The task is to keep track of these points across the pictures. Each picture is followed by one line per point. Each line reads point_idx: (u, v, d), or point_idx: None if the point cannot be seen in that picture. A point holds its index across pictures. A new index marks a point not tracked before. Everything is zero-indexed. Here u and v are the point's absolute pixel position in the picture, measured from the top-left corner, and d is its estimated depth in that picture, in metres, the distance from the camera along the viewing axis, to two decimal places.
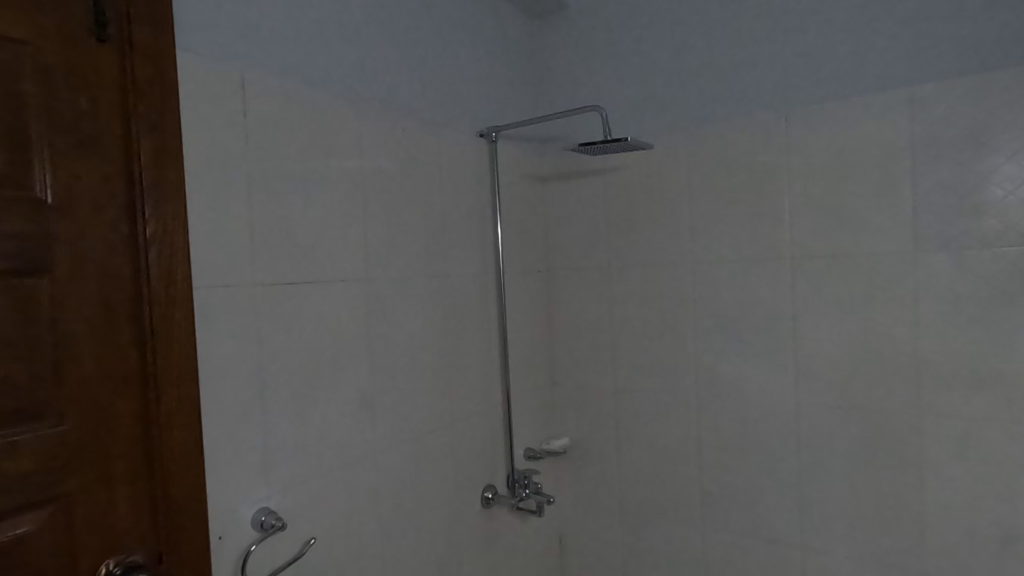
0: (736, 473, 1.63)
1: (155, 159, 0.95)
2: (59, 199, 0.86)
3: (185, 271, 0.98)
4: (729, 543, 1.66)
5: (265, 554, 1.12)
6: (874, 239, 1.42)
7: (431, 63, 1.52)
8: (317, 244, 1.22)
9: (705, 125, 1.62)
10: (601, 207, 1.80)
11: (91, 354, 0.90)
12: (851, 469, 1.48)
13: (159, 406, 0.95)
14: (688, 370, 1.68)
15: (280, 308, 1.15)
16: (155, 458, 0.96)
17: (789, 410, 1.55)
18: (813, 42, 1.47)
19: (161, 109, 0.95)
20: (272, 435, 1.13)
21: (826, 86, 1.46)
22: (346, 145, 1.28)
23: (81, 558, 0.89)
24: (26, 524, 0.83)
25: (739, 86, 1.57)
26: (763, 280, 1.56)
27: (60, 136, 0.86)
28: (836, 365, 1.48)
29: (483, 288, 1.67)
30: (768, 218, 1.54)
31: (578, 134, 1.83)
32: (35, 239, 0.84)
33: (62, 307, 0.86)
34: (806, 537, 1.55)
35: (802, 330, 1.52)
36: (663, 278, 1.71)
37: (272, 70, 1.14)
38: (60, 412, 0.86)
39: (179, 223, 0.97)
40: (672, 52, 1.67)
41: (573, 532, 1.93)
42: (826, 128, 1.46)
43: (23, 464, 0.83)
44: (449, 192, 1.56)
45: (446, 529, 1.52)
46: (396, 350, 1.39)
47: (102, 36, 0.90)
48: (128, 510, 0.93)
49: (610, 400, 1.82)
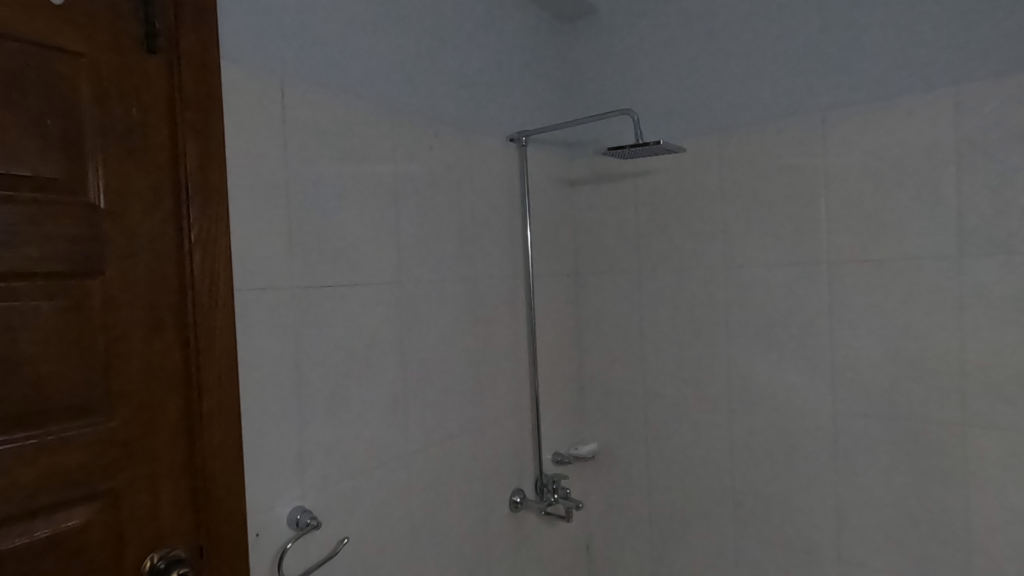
0: (770, 483, 1.60)
1: (200, 165, 0.98)
2: (110, 204, 0.90)
3: (227, 273, 1.01)
4: (762, 554, 1.62)
5: (299, 552, 1.14)
6: (917, 243, 1.38)
7: (463, 68, 1.53)
8: (352, 247, 1.24)
9: (737, 128, 1.60)
10: (631, 211, 1.79)
11: (138, 353, 0.93)
12: (892, 481, 1.43)
13: (201, 404, 0.98)
14: (720, 375, 1.66)
15: (316, 310, 1.17)
16: (197, 455, 0.98)
17: (826, 418, 1.51)
18: (852, 42, 1.44)
19: (206, 117, 0.99)
20: (307, 435, 1.15)
21: (866, 86, 1.42)
22: (380, 149, 1.30)
23: (127, 551, 0.91)
24: (76, 516, 0.86)
25: (774, 88, 1.55)
26: (799, 284, 1.53)
27: (112, 143, 0.90)
28: (875, 373, 1.44)
29: (513, 291, 1.67)
30: (804, 221, 1.51)
31: (607, 138, 1.83)
32: (89, 241, 0.87)
33: (113, 307, 0.90)
34: (844, 550, 1.51)
35: (840, 336, 1.48)
36: (694, 282, 1.69)
37: (310, 77, 1.17)
38: (109, 408, 0.90)
39: (222, 226, 1.00)
40: (704, 54, 1.65)
41: (601, 538, 1.91)
42: (864, 129, 1.43)
43: (75, 457, 0.86)
44: (479, 195, 1.57)
45: (475, 533, 1.52)
46: (427, 353, 1.40)
47: (152, 47, 0.94)
48: (171, 505, 0.96)
49: (639, 405, 1.80)
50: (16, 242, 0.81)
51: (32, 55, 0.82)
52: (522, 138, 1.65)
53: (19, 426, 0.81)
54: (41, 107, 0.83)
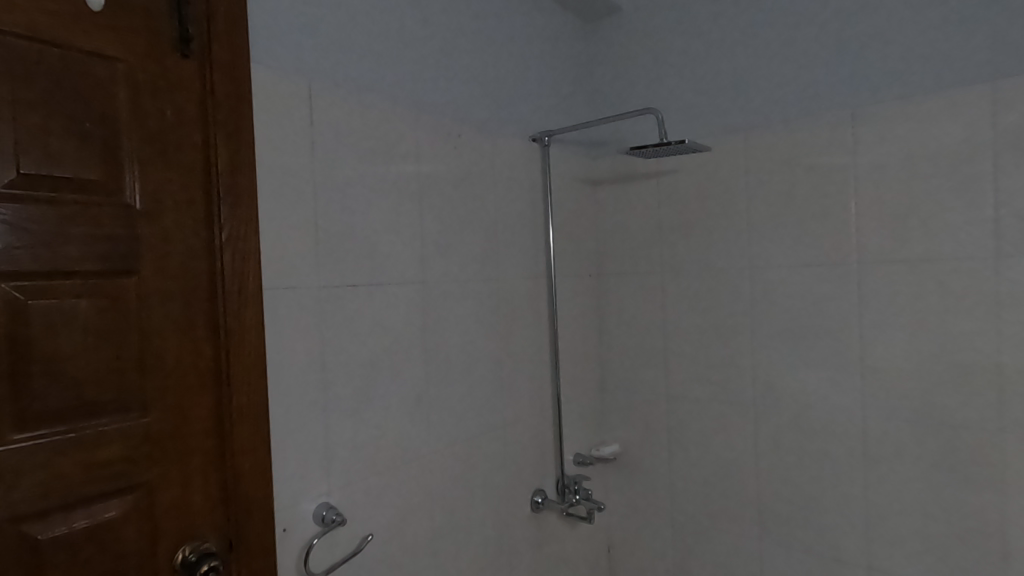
0: (796, 487, 1.57)
1: (231, 166, 1.00)
2: (145, 205, 0.92)
3: (256, 272, 1.03)
4: (787, 559, 1.60)
5: (325, 548, 1.15)
6: (952, 243, 1.34)
7: (487, 69, 1.54)
8: (377, 246, 1.25)
9: (764, 126, 1.58)
10: (655, 210, 1.77)
11: (171, 349, 0.95)
12: (924, 487, 1.40)
13: (231, 401, 1.00)
14: (745, 377, 1.64)
15: (343, 308, 1.18)
16: (227, 451, 1.00)
17: (854, 422, 1.48)
18: (884, 38, 1.40)
19: (237, 119, 1.01)
20: (333, 432, 1.16)
21: (898, 83, 1.39)
22: (405, 149, 1.31)
23: (161, 543, 0.94)
24: (112, 508, 0.89)
25: (802, 86, 1.52)
26: (828, 285, 1.50)
27: (147, 146, 0.92)
28: (906, 376, 1.41)
29: (536, 291, 1.67)
30: (833, 221, 1.48)
31: (631, 137, 1.81)
32: (125, 241, 0.90)
33: (147, 305, 0.92)
34: (873, 557, 1.47)
35: (870, 339, 1.45)
36: (719, 282, 1.66)
37: (338, 79, 1.18)
38: (143, 404, 0.92)
39: (251, 227, 1.02)
40: (730, 52, 1.63)
41: (623, 540, 1.90)
42: (896, 127, 1.39)
43: (113, 451, 0.88)
44: (502, 194, 1.57)
45: (496, 532, 1.53)
46: (450, 352, 1.41)
47: (185, 51, 0.96)
48: (202, 499, 0.98)
49: (662, 406, 1.78)
50: (57, 242, 0.84)
51: (72, 60, 0.85)
52: (545, 138, 1.65)
53: (60, 420, 0.84)
54: (80, 111, 0.86)
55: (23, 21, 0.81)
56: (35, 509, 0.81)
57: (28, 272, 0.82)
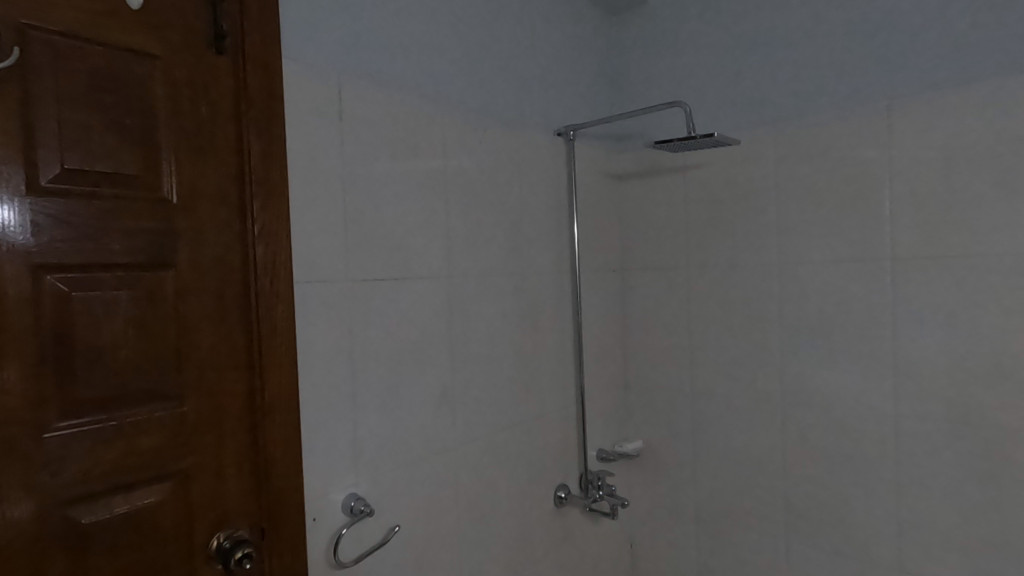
0: (825, 486, 1.54)
1: (263, 161, 1.01)
2: (182, 199, 0.94)
3: (287, 266, 1.05)
4: (815, 560, 1.57)
5: (353, 538, 1.16)
6: (991, 240, 1.30)
7: (512, 62, 1.53)
8: (404, 241, 1.26)
9: (794, 119, 1.54)
10: (681, 205, 1.75)
11: (206, 340, 0.97)
12: (959, 489, 1.36)
13: (264, 391, 1.02)
14: (773, 374, 1.61)
15: (371, 302, 1.19)
16: (259, 441, 1.02)
17: (886, 422, 1.44)
18: (924, 25, 1.35)
19: (269, 115, 1.02)
20: (361, 425, 1.17)
21: (938, 73, 1.34)
22: (432, 144, 1.32)
23: (196, 530, 0.96)
24: (150, 495, 0.91)
25: (836, 76, 1.48)
26: (860, 281, 1.46)
27: (183, 141, 0.94)
28: (941, 376, 1.37)
29: (560, 286, 1.66)
30: (866, 216, 1.44)
31: (656, 131, 1.79)
32: (163, 234, 0.92)
33: (183, 297, 0.94)
34: (905, 559, 1.44)
35: (904, 337, 1.41)
36: (747, 278, 1.64)
37: (366, 73, 1.19)
38: (179, 393, 0.94)
39: (283, 221, 1.04)
40: (759, 43, 1.60)
41: (646, 537, 1.89)
42: (933, 119, 1.35)
43: (152, 439, 0.91)
44: (526, 188, 1.56)
45: (519, 527, 1.53)
46: (476, 346, 1.42)
47: (219, 48, 0.98)
48: (236, 486, 1.00)
49: (687, 402, 1.77)
50: (98, 235, 0.86)
51: (113, 57, 0.87)
52: (570, 132, 1.64)
53: (101, 408, 0.86)
54: (120, 107, 0.88)
55: (67, 19, 0.83)
56: (79, 493, 0.84)
57: (72, 264, 0.84)
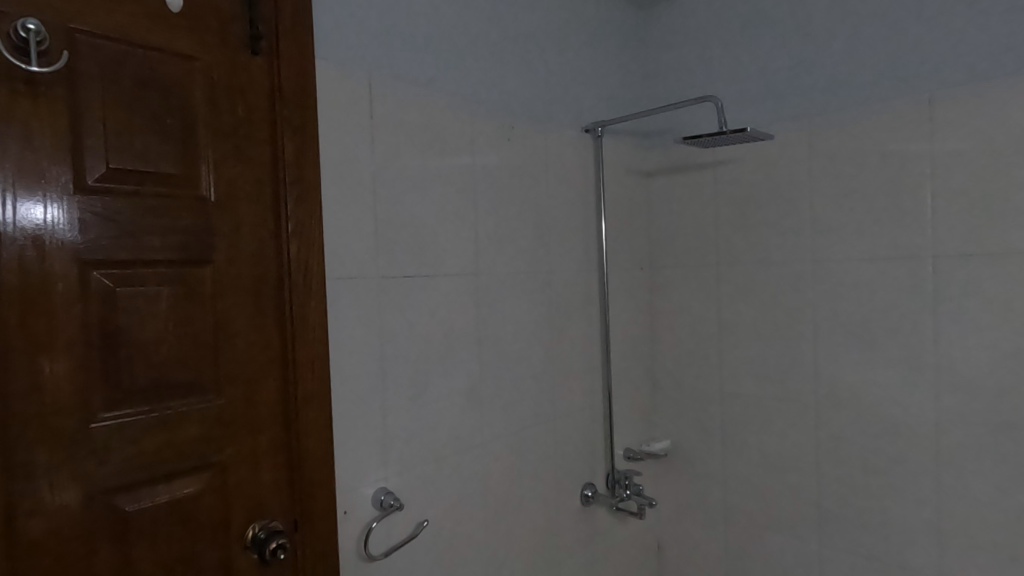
0: (860, 489, 1.50)
1: (297, 159, 1.03)
2: (219, 197, 0.96)
3: (319, 262, 1.06)
4: (848, 565, 1.53)
5: (383, 532, 1.18)
6: None
7: (541, 59, 1.52)
8: (433, 238, 1.27)
9: (830, 113, 1.50)
10: (711, 202, 1.73)
11: (242, 334, 0.99)
12: (1005, 496, 1.30)
13: (297, 385, 1.04)
14: (807, 374, 1.57)
15: (400, 298, 1.21)
16: (292, 434, 1.04)
17: (926, 425, 1.40)
18: (972, 12, 1.29)
19: (302, 114, 1.04)
20: (390, 420, 1.18)
21: (984, 63, 1.28)
22: (461, 142, 1.32)
23: (233, 520, 0.98)
24: (189, 485, 0.94)
25: (876, 67, 1.43)
26: (899, 280, 1.41)
27: (221, 140, 0.96)
28: (986, 379, 1.31)
29: (587, 283, 1.65)
30: (906, 213, 1.39)
31: (686, 127, 1.76)
32: (201, 231, 0.95)
33: (220, 292, 0.97)
34: (945, 567, 1.39)
35: (946, 337, 1.36)
36: (779, 276, 1.61)
37: (397, 72, 1.20)
38: (217, 386, 0.97)
39: (315, 218, 1.05)
40: (793, 35, 1.56)
41: (673, 537, 1.87)
42: (977, 112, 1.30)
43: (191, 430, 0.93)
44: (555, 184, 1.56)
45: (546, 524, 1.53)
46: (504, 343, 1.42)
47: (255, 48, 1.00)
48: (270, 478, 1.03)
49: (716, 401, 1.74)
50: (141, 233, 0.89)
51: (154, 59, 0.90)
52: (597, 129, 1.63)
53: (144, 400, 0.89)
54: (162, 108, 0.91)
55: (112, 23, 0.86)
56: (123, 482, 0.87)
57: (117, 261, 0.87)
